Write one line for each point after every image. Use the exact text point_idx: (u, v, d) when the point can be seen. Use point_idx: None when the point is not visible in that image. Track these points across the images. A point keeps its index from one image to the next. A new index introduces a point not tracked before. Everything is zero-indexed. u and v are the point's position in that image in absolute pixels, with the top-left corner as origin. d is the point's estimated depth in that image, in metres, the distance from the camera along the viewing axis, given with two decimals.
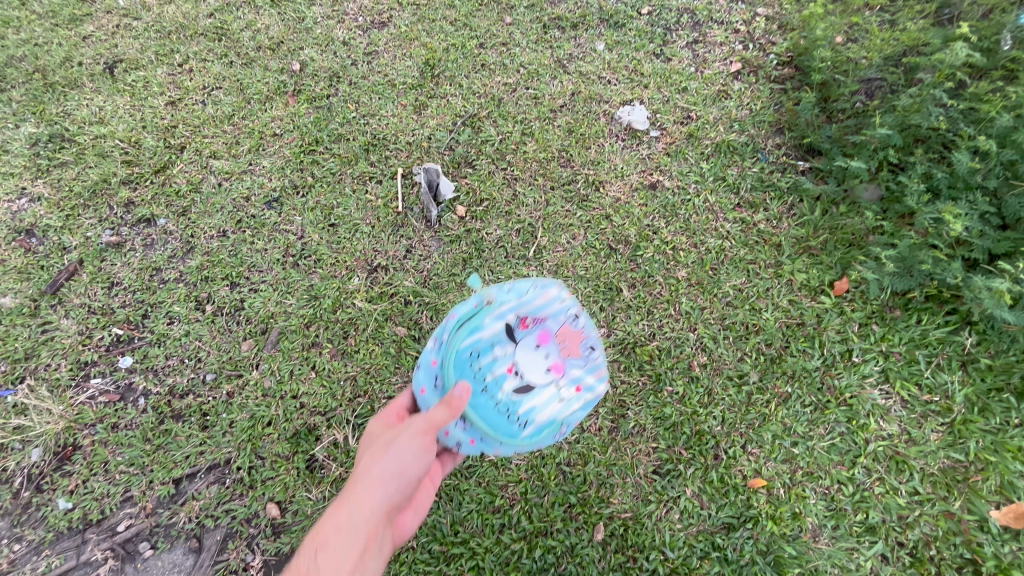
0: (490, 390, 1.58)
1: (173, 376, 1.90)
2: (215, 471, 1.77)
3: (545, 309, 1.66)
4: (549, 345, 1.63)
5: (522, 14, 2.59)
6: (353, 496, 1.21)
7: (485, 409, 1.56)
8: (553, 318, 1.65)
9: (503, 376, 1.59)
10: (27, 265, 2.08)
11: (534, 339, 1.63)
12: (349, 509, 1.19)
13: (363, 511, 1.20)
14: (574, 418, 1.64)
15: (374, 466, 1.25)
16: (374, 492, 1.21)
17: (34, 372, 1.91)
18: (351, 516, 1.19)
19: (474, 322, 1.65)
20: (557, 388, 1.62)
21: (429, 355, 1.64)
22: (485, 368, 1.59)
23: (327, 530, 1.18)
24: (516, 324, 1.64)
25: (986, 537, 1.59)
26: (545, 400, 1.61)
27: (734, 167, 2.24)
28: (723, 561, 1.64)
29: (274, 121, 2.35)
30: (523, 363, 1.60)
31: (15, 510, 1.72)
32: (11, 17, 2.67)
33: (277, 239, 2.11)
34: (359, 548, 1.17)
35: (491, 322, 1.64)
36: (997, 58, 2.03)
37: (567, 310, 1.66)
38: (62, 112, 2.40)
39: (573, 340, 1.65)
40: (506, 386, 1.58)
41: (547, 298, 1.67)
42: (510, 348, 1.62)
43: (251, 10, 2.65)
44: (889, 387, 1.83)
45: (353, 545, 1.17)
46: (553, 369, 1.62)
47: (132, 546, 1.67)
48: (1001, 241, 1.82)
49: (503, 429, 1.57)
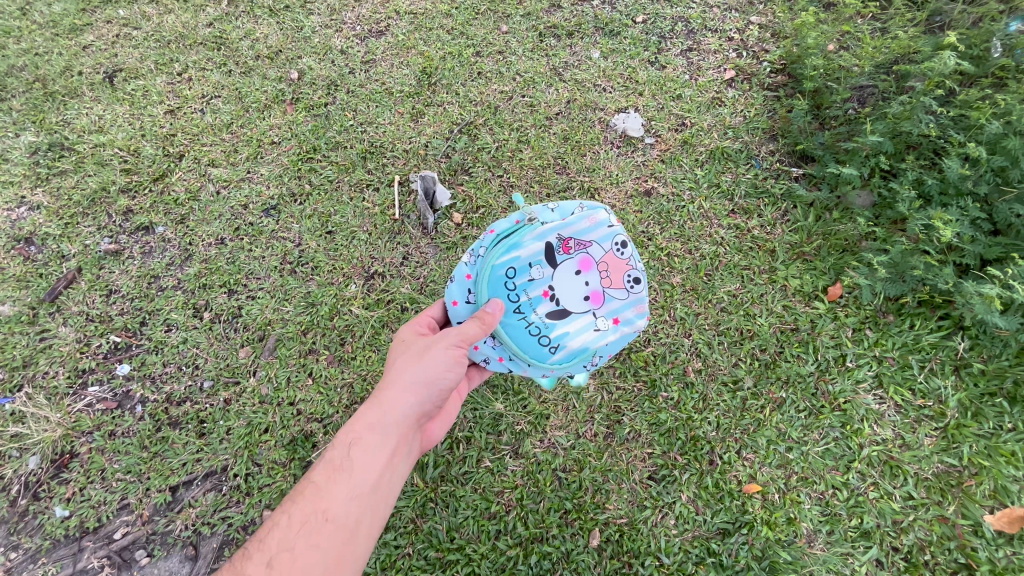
0: (523, 310, 1.57)
1: (170, 384, 1.91)
2: (211, 479, 1.77)
3: (589, 236, 1.62)
4: (590, 272, 1.60)
5: (518, 23, 2.62)
6: (389, 399, 1.32)
7: (515, 329, 1.56)
8: (597, 244, 1.62)
9: (538, 299, 1.58)
10: (26, 273, 2.09)
11: (575, 265, 1.60)
12: (385, 410, 1.31)
13: (396, 414, 1.31)
14: (609, 349, 1.60)
15: (407, 374, 1.34)
16: (409, 398, 1.32)
17: (32, 380, 1.92)
18: (386, 417, 1.31)
19: (513, 238, 1.60)
20: (594, 317, 1.59)
21: (465, 269, 1.61)
22: (521, 287, 1.58)
23: (363, 427, 1.30)
24: (558, 246, 1.60)
25: (980, 541, 1.59)
26: (580, 327, 1.59)
27: (728, 173, 2.26)
28: (718, 566, 1.64)
29: (272, 129, 2.37)
30: (561, 287, 1.59)
31: (12, 518, 1.72)
32: (12, 27, 2.69)
33: (275, 246, 2.12)
34: (392, 445, 1.31)
35: (532, 242, 1.60)
36: (987, 66, 2.05)
37: (613, 239, 1.62)
38: (62, 121, 2.42)
39: (616, 269, 1.61)
40: (541, 309, 1.57)
41: (593, 224, 1.63)
42: (549, 270, 1.59)
43: (250, 19, 2.67)
44: (883, 392, 1.84)
45: (386, 443, 1.29)
46: (591, 297, 1.59)
47: (129, 553, 1.68)
48: (993, 247, 1.84)
49: (532, 351, 1.57)
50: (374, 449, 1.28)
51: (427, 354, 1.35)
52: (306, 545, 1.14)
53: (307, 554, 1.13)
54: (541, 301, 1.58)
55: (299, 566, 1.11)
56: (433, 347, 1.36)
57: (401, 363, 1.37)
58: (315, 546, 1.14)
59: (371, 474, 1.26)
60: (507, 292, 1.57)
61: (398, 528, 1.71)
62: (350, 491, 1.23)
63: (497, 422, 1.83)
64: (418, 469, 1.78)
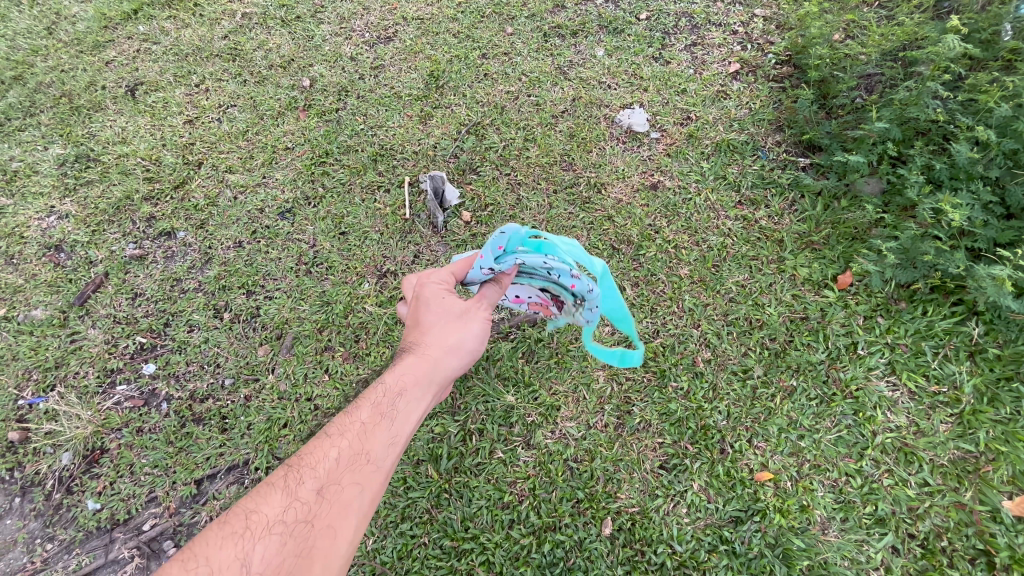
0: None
1: (194, 381, 1.98)
2: (235, 471, 1.83)
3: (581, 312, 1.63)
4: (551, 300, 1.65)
5: (523, 24, 2.66)
6: (435, 355, 1.39)
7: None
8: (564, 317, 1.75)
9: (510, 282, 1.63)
10: (57, 279, 2.19)
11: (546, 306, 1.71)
12: (430, 365, 1.38)
13: (437, 373, 1.39)
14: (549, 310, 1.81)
15: (459, 334, 1.41)
16: (452, 355, 1.40)
17: (64, 380, 2.01)
18: (428, 372, 1.37)
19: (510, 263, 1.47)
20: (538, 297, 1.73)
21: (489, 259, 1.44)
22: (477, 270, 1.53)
23: (409, 377, 1.36)
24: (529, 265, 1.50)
25: (998, 528, 1.57)
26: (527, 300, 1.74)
27: (734, 165, 2.27)
28: (731, 553, 1.64)
29: (286, 135, 2.45)
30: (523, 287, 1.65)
31: (47, 511, 1.81)
32: (39, 46, 2.81)
33: (291, 248, 2.19)
34: (430, 397, 1.40)
35: (503, 269, 1.47)
36: (996, 49, 2.03)
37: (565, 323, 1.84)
38: (87, 134, 2.53)
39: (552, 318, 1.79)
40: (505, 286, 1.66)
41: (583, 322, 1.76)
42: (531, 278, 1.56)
43: (264, 30, 2.77)
44: (896, 378, 1.83)
45: (424, 398, 1.37)
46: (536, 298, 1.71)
47: (157, 544, 1.74)
48: (1006, 230, 1.82)
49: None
50: (416, 401, 1.36)
51: (477, 324, 1.43)
52: (351, 482, 1.23)
53: (351, 491, 1.22)
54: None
55: (343, 501, 1.20)
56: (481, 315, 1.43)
57: (449, 317, 1.42)
58: (357, 484, 1.23)
59: (410, 424, 1.35)
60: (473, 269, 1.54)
61: (414, 518, 1.75)
62: (391, 438, 1.31)
63: (509, 414, 1.88)
64: (433, 460, 1.83)
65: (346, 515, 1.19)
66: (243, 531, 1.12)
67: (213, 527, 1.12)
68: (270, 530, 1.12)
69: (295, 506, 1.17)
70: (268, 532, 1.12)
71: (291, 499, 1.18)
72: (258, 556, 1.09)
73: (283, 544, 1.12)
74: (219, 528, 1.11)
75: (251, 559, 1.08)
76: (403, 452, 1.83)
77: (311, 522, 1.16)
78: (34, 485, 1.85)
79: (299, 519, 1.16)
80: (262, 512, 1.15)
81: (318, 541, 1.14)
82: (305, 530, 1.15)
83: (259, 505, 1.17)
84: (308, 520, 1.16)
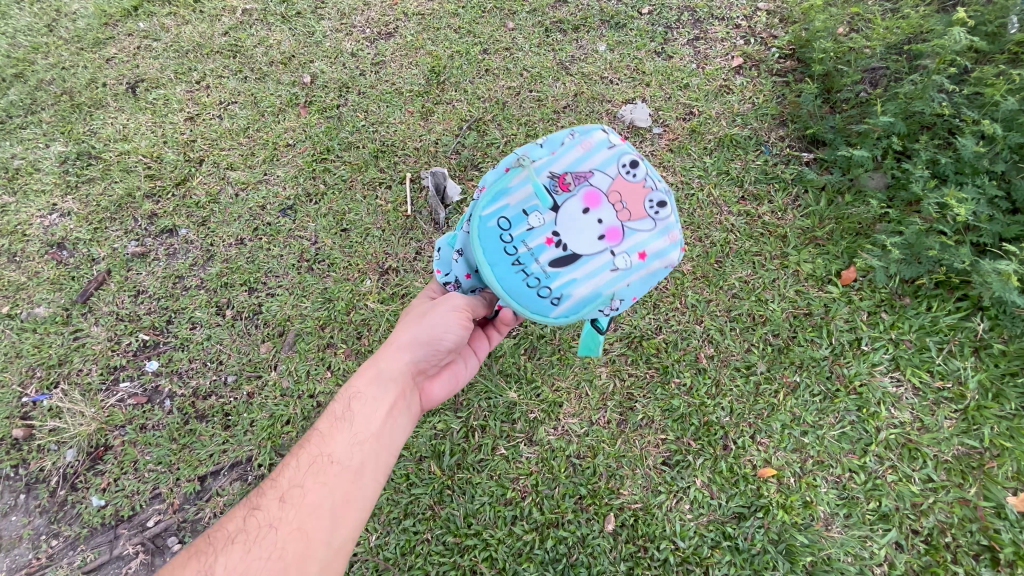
0: (532, 270, 1.49)
1: (196, 378, 1.98)
2: (238, 468, 1.83)
3: (554, 162, 1.52)
4: (598, 206, 1.49)
5: (524, 19, 2.65)
6: (385, 357, 1.48)
7: (587, 283, 1.49)
8: (601, 177, 1.50)
9: (542, 244, 1.50)
10: (60, 276, 2.19)
11: (580, 200, 1.50)
12: (381, 366, 1.46)
13: (390, 372, 1.46)
14: (641, 227, 1.47)
15: (410, 330, 1.48)
16: (403, 354, 1.47)
17: (67, 377, 2.01)
18: (381, 373, 1.46)
19: (496, 233, 1.51)
20: (607, 222, 1.48)
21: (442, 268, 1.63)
22: (469, 286, 1.62)
23: (363, 381, 1.45)
24: (509, 221, 1.52)
25: (1003, 523, 1.56)
26: (595, 261, 1.48)
27: (737, 160, 2.25)
28: (734, 549, 1.64)
29: (287, 132, 2.44)
30: (568, 235, 1.49)
31: (52, 508, 1.82)
32: (40, 44, 2.81)
33: (293, 245, 2.19)
34: (392, 396, 1.45)
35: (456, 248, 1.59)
36: (1002, 42, 2.01)
37: (619, 168, 1.50)
38: (89, 131, 2.53)
39: (630, 193, 1.49)
40: (544, 256, 1.49)
41: (582, 140, 1.52)
42: (551, 216, 1.51)
43: (264, 26, 2.76)
44: (900, 374, 1.82)
45: (384, 397, 1.44)
46: (602, 230, 1.48)
47: (162, 540, 1.75)
48: (1012, 225, 1.81)
49: (594, 306, 1.49)
50: (372, 402, 1.43)
51: (429, 316, 1.48)
52: (311, 484, 1.30)
53: (312, 493, 1.29)
54: (566, 261, 1.49)
55: (305, 504, 1.28)
56: (435, 311, 1.48)
57: (402, 323, 1.52)
58: (318, 486, 1.30)
59: (370, 423, 1.40)
60: (477, 292, 1.63)
61: (417, 514, 1.75)
62: (350, 438, 1.38)
63: (511, 411, 1.88)
64: (435, 457, 1.83)
65: (309, 516, 1.26)
66: (211, 546, 1.23)
67: (191, 544, 1.25)
68: (233, 539, 1.23)
69: (257, 514, 1.27)
70: (232, 541, 1.23)
71: (254, 509, 1.29)
72: (222, 564, 1.19)
73: (247, 551, 1.21)
74: (192, 547, 1.24)
75: (216, 568, 1.19)
76: (406, 449, 1.84)
77: (274, 526, 1.25)
78: (39, 482, 1.86)
79: (263, 525, 1.25)
80: (228, 525, 1.27)
81: (286, 543, 1.22)
82: (268, 534, 1.23)
83: (227, 521, 1.28)
84: (271, 525, 1.25)
